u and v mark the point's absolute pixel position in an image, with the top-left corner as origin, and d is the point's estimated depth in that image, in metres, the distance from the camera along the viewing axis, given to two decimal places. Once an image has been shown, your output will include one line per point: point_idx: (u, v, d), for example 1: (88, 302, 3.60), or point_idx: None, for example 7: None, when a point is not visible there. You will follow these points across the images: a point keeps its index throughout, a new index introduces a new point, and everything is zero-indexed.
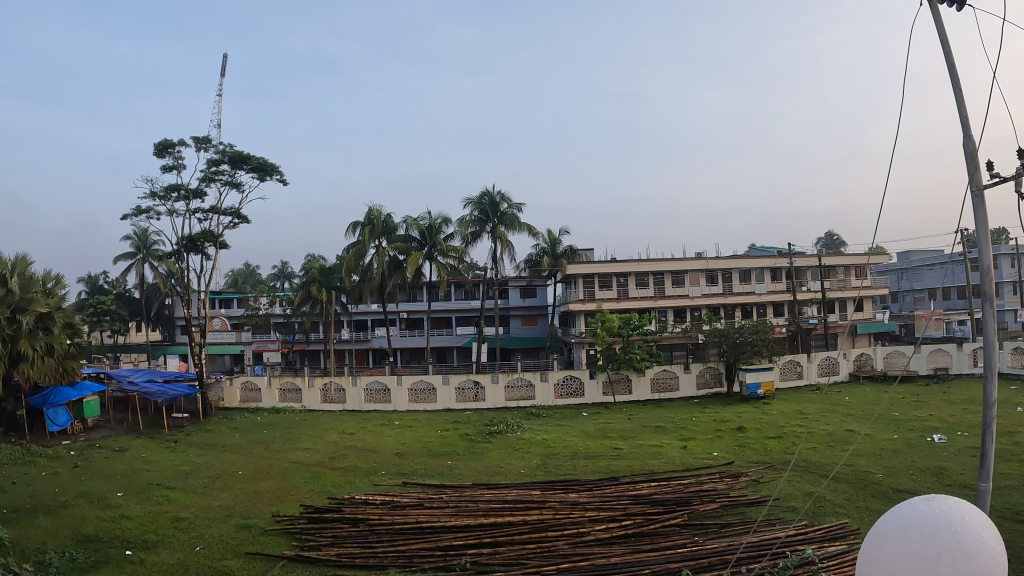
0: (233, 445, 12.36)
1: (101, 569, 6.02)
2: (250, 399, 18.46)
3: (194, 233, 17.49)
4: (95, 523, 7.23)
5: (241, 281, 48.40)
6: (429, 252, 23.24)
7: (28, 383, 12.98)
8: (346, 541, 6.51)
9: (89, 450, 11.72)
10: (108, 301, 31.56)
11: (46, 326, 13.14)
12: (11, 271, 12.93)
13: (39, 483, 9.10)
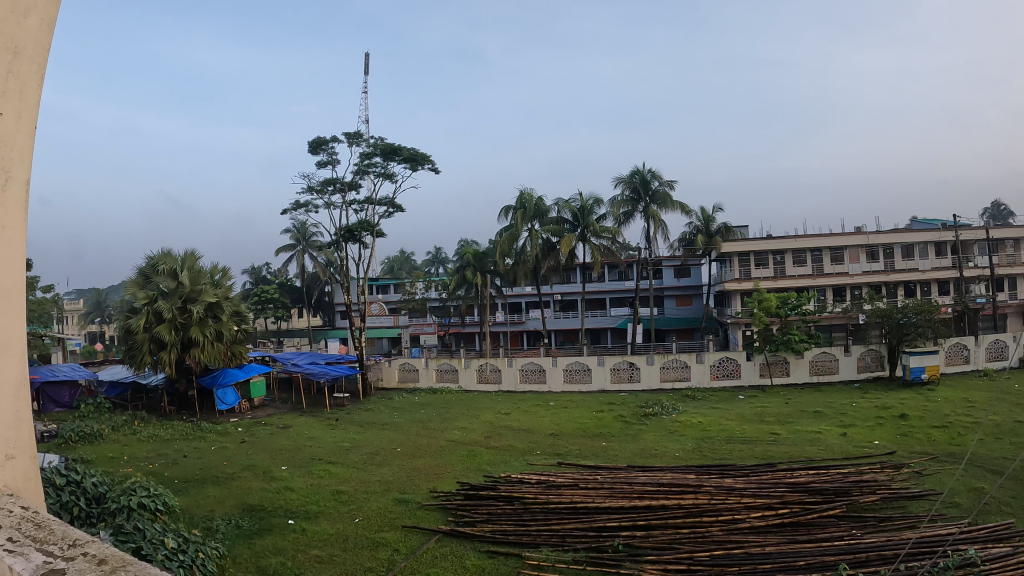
0: (392, 424, 13.02)
1: (265, 535, 6.56)
2: (408, 379, 19.40)
3: (351, 223, 18.50)
4: (261, 493, 7.89)
5: (398, 268, 50.64)
6: (583, 234, 23.21)
7: (199, 366, 14.17)
8: (500, 519, 6.68)
9: (257, 427, 12.78)
10: (272, 290, 34.14)
11: (215, 314, 14.32)
12: (182, 266, 14.26)
13: (210, 456, 10.03)
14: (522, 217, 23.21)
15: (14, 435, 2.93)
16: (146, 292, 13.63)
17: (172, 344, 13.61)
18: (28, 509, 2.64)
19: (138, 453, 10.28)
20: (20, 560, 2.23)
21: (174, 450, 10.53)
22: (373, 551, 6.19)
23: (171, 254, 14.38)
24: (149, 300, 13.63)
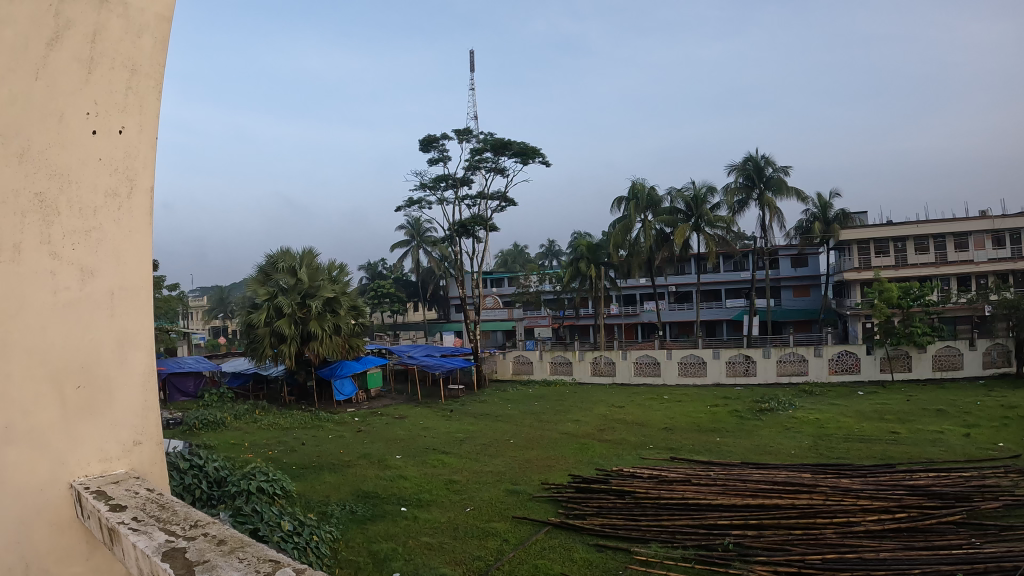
0: (506, 416, 13.20)
1: (377, 521, 6.83)
2: (523, 371, 19.62)
3: (465, 218, 18.86)
4: (375, 481, 8.20)
5: (510, 261, 51.13)
6: (696, 224, 22.62)
7: (317, 359, 14.84)
8: (611, 512, 6.67)
9: (373, 416, 13.30)
10: (387, 285, 35.27)
11: (333, 309, 15.00)
12: (301, 263, 14.99)
13: (328, 444, 10.51)
14: (635, 207, 22.92)
15: (141, 421, 2.56)
16: (266, 288, 14.53)
17: (292, 338, 14.34)
18: (154, 491, 2.26)
19: (259, 440, 10.91)
20: (141, 542, 1.91)
21: (293, 438, 11.10)
22: (483, 541, 6.30)
23: (290, 252, 15.25)
24: (270, 296, 14.47)
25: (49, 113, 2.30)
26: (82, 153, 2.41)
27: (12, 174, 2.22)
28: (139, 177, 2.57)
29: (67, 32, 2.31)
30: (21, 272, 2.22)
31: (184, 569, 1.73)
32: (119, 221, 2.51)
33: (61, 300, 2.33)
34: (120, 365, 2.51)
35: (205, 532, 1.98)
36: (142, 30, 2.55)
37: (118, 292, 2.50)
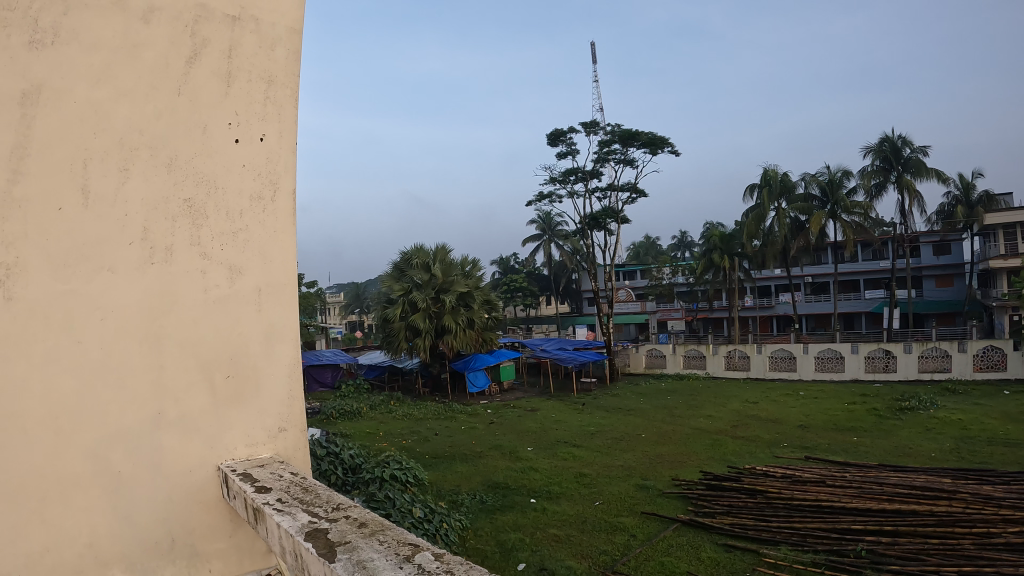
0: (637, 410, 13.06)
1: (506, 511, 6.94)
2: (655, 365, 19.56)
3: (596, 211, 18.78)
4: (506, 472, 8.35)
5: (643, 254, 50.36)
6: (832, 211, 21.26)
7: (451, 352, 15.22)
8: (741, 512, 6.46)
9: (505, 409, 13.52)
10: (519, 279, 35.69)
11: (467, 303, 15.34)
12: (434, 259, 15.46)
13: (459, 435, 10.78)
14: (767, 195, 22.01)
15: (286, 409, 2.70)
16: (401, 284, 15.19)
17: (426, 331, 14.80)
18: (298, 474, 2.28)
19: (393, 430, 11.36)
20: (285, 523, 1.81)
21: (426, 428, 11.48)
22: (611, 535, 6.26)
23: (424, 249, 15.77)
24: (405, 291, 15.19)
25: (193, 124, 2.48)
26: (226, 161, 2.57)
27: (162, 182, 2.40)
28: (281, 180, 2.69)
29: (203, 49, 2.49)
30: (173, 270, 2.40)
31: (325, 549, 1.61)
32: (263, 222, 2.65)
33: (211, 297, 2.49)
34: (266, 358, 2.64)
35: (346, 515, 1.85)
36: (274, 43, 2.70)
37: (264, 289, 2.63)
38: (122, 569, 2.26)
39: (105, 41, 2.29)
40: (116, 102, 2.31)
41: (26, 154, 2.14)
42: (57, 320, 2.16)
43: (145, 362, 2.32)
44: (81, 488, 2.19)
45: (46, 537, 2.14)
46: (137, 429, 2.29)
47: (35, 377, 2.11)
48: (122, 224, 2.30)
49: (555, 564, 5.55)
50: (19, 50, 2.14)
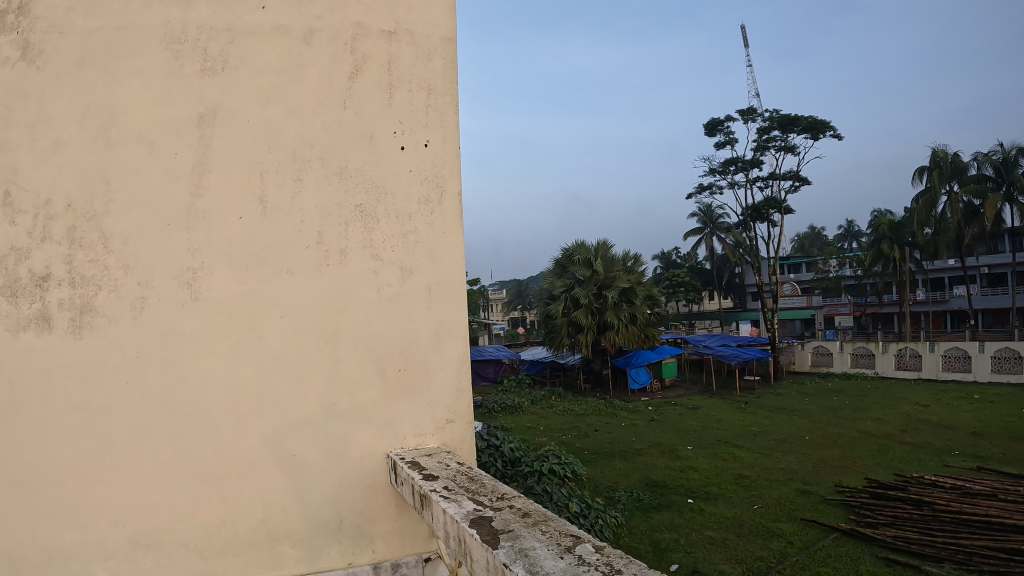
0: (801, 410, 12.51)
1: (663, 510, 6.88)
2: (822, 364, 18.68)
3: (758, 202, 18.18)
4: (665, 471, 8.28)
5: (809, 244, 48.25)
6: (1008, 193, 19.16)
7: (613, 348, 15.19)
8: (906, 524, 6.03)
9: (666, 406, 13.36)
10: (682, 273, 35.06)
11: (629, 299, 15.15)
12: (597, 256, 15.49)
13: (619, 431, 10.78)
14: (937, 177, 20.31)
15: (455, 401, 2.70)
16: (564, 281, 15.45)
17: (588, 328, 14.89)
18: (463, 464, 2.32)
19: (554, 425, 11.54)
20: (450, 509, 1.82)
21: (587, 424, 11.58)
22: (768, 541, 6.05)
23: (585, 246, 15.96)
24: (568, 287, 15.35)
25: (360, 134, 2.59)
26: (394, 167, 2.64)
27: (334, 189, 2.55)
28: (447, 182, 2.69)
29: (364, 65, 2.60)
30: (348, 271, 2.53)
31: (488, 535, 1.61)
32: (432, 224, 2.68)
33: (383, 296, 2.58)
34: (437, 353, 2.65)
35: (511, 504, 1.83)
36: (431, 53, 2.71)
37: (434, 287, 2.65)
38: (292, 544, 2.42)
39: (271, 64, 2.50)
40: (286, 119, 2.51)
41: (207, 170, 2.41)
42: (240, 318, 2.40)
43: (319, 357, 2.48)
44: (258, 470, 2.40)
45: (224, 511, 2.37)
46: (311, 417, 2.46)
47: (219, 369, 2.37)
48: (298, 231, 2.49)
49: (709, 568, 5.45)
50: (192, 78, 2.43)
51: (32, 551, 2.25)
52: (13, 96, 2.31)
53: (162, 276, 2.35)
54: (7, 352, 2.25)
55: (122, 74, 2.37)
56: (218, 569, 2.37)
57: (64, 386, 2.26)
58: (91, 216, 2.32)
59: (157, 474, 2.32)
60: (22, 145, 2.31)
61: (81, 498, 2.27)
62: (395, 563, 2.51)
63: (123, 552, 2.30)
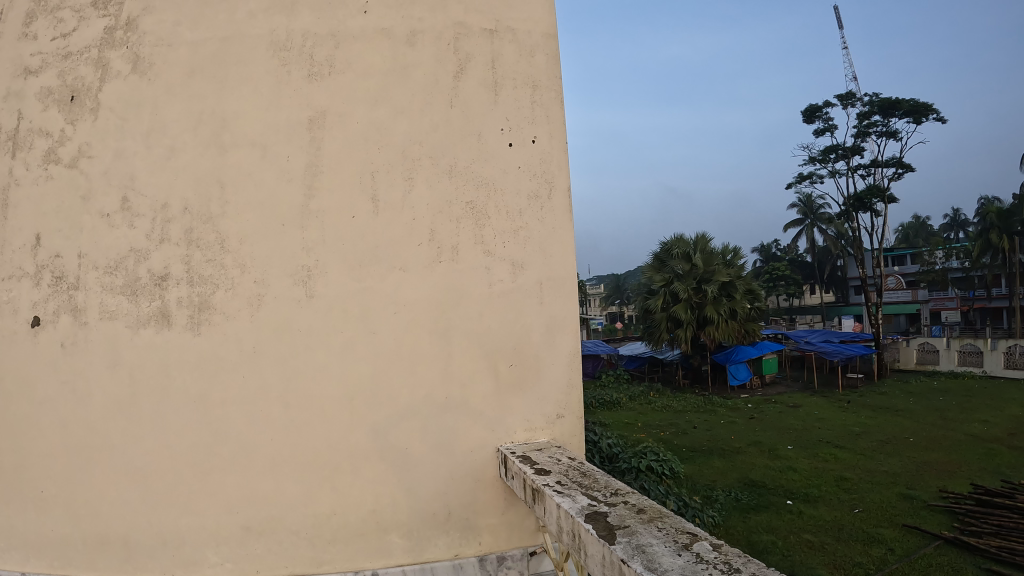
0: (905, 411, 11.98)
1: (761, 511, 6.71)
2: (927, 361, 17.94)
3: (860, 191, 17.57)
4: (763, 470, 8.09)
5: (913, 235, 46.30)
6: None
7: (714, 343, 14.79)
8: (1014, 534, 5.68)
9: (765, 404, 13.05)
10: (783, 267, 34.25)
11: (729, 293, 14.69)
12: (695, 249, 15.24)
13: (719, 429, 10.61)
14: None
15: (565, 396, 2.64)
16: (663, 275, 15.23)
17: (688, 323, 14.61)
18: (574, 460, 2.31)
19: (653, 421, 11.44)
20: (565, 504, 1.83)
21: (686, 421, 11.45)
22: (867, 547, 5.82)
23: (685, 239, 15.72)
24: (666, 282, 15.08)
25: (468, 133, 2.59)
26: (502, 164, 2.61)
27: (444, 186, 2.55)
28: (555, 179, 2.65)
29: (468, 64, 2.60)
30: (459, 268, 2.53)
31: (604, 531, 1.61)
32: (542, 220, 2.63)
33: (495, 292, 2.56)
34: (548, 348, 2.61)
35: (625, 500, 1.82)
36: (533, 50, 2.68)
37: (545, 282, 2.61)
38: (401, 535, 2.44)
39: (377, 67, 2.54)
40: (394, 119, 2.54)
41: (319, 171, 2.48)
42: (355, 313, 2.45)
43: (432, 352, 2.49)
44: (369, 462, 2.43)
45: (334, 501, 2.42)
46: (424, 410, 2.47)
47: (334, 364, 2.43)
48: (410, 227, 2.51)
49: (807, 572, 5.29)
50: (300, 83, 2.51)
51: (147, 537, 2.44)
52: (127, 106, 2.55)
53: (278, 274, 2.44)
54: (126, 347, 2.45)
55: (231, 82, 2.50)
56: (327, 558, 2.41)
57: (184, 379, 2.42)
58: (207, 217, 2.47)
59: (271, 463, 2.40)
60: (139, 152, 2.52)
61: (197, 485, 2.42)
62: (501, 555, 2.49)
63: (237, 537, 2.41)
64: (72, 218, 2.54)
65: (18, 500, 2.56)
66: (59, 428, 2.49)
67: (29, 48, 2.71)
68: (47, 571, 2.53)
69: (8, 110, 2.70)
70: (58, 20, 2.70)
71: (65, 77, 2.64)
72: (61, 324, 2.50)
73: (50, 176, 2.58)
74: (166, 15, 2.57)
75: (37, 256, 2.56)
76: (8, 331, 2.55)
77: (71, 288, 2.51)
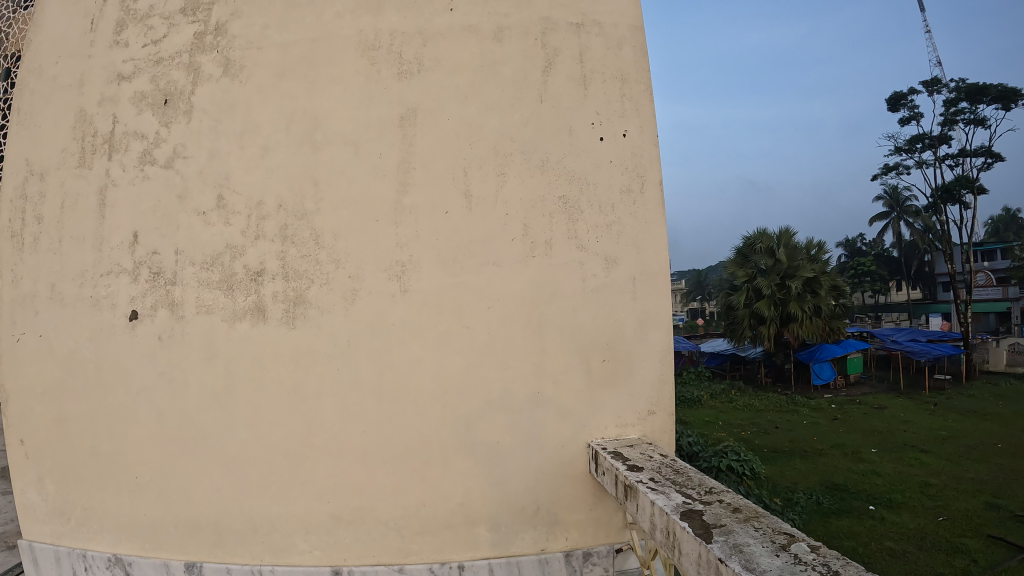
0: (996, 415, 11.44)
1: (843, 516, 6.53)
2: (1019, 362, 17.10)
3: (948, 181, 16.94)
4: (846, 474, 7.88)
5: (1005, 228, 44.24)
6: None
7: (797, 341, 14.56)
8: None
9: (850, 405, 12.68)
10: (868, 262, 33.17)
11: (813, 289, 14.24)
12: (778, 244, 14.90)
13: (801, 429, 10.40)
14: None
15: (657, 392, 2.60)
16: (746, 270, 15.02)
17: (771, 320, 14.21)
18: (667, 457, 2.30)
19: (735, 420, 11.27)
20: (658, 501, 1.92)
21: (768, 420, 11.25)
22: (949, 557, 5.59)
23: (768, 234, 15.40)
24: (749, 277, 14.93)
25: (559, 127, 2.58)
26: (594, 159, 2.60)
27: (537, 181, 2.55)
28: (648, 172, 2.61)
29: (556, 58, 2.60)
30: (553, 263, 2.53)
31: (700, 529, 1.70)
32: (634, 215, 2.61)
33: (588, 286, 2.55)
34: (640, 344, 2.59)
35: (720, 498, 1.89)
36: (620, 43, 2.66)
37: (638, 277, 2.58)
38: (488, 528, 2.48)
39: (466, 64, 2.58)
40: (485, 115, 2.56)
41: (411, 167, 2.52)
42: (449, 308, 2.48)
43: (526, 346, 2.50)
44: (459, 455, 2.47)
45: (425, 493, 2.47)
46: (517, 405, 2.49)
47: (428, 357, 2.47)
48: (503, 222, 2.52)
49: None
50: (390, 81, 2.56)
51: (238, 523, 2.53)
52: (220, 109, 2.64)
53: (372, 269, 2.49)
54: (223, 340, 2.54)
55: (322, 82, 2.58)
56: (414, 548, 2.47)
57: (279, 371, 2.50)
58: (302, 214, 2.54)
59: (363, 454, 2.47)
60: (233, 152, 2.61)
61: (290, 473, 2.49)
62: (586, 551, 2.51)
63: (327, 526, 2.48)
64: (169, 216, 2.64)
65: (112, 484, 2.67)
66: (156, 418, 2.60)
67: (121, 55, 2.82)
68: (139, 553, 2.64)
69: (103, 114, 2.81)
70: (148, 28, 2.81)
71: (157, 81, 2.74)
72: (159, 318, 2.61)
73: (146, 177, 2.69)
74: (255, 19, 2.66)
75: (134, 253, 2.67)
76: (108, 323, 2.68)
77: (169, 284, 2.62)
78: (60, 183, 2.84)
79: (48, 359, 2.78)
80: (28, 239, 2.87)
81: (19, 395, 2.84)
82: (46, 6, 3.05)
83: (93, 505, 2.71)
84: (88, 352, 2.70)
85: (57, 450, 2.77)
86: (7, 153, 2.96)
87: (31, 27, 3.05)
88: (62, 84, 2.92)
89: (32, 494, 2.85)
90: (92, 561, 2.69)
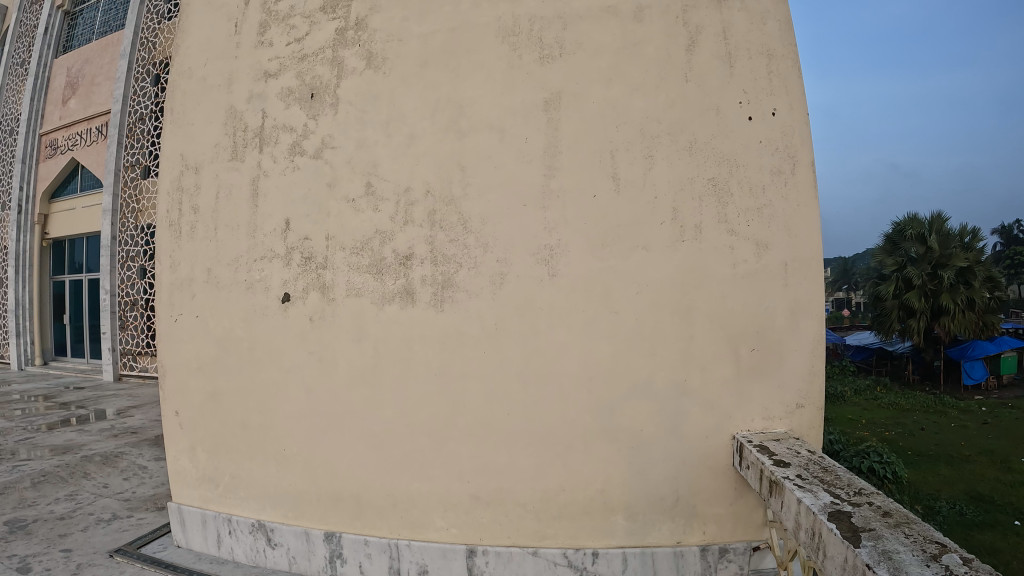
0: None
1: (989, 529, 6.08)
2: None
3: None
4: (993, 484, 7.32)
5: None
6: None
7: (948, 337, 13.74)
8: None
9: (1002, 408, 11.80)
10: None
11: (967, 280, 13.26)
12: (929, 230, 13.95)
13: (947, 433, 9.74)
14: None
15: (806, 385, 2.50)
16: (895, 259, 14.15)
17: (920, 312, 13.43)
18: (815, 454, 2.20)
19: (876, 419, 10.69)
20: (806, 499, 1.85)
21: (911, 421, 10.62)
22: None
23: (920, 220, 14.46)
24: (899, 267, 14.01)
25: (706, 108, 2.52)
26: (743, 139, 2.51)
27: (685, 165, 2.50)
28: (800, 153, 2.49)
29: (699, 37, 2.54)
30: (703, 247, 2.47)
31: (848, 532, 1.62)
32: (786, 198, 2.50)
33: (738, 273, 2.48)
34: (791, 333, 2.49)
35: (870, 501, 1.80)
36: (764, 17, 2.56)
37: (790, 263, 2.48)
38: (626, 516, 2.47)
39: (608, 46, 2.55)
40: (631, 97, 2.53)
41: (558, 151, 2.53)
42: (597, 293, 2.48)
43: (674, 333, 2.46)
44: (601, 441, 2.47)
45: (564, 477, 2.49)
46: (662, 392, 2.46)
47: (575, 341, 2.49)
48: (653, 206, 2.49)
49: None
50: (532, 66, 2.58)
51: (378, 497, 2.64)
52: (366, 100, 2.74)
53: (520, 253, 2.53)
54: (372, 322, 2.65)
55: (466, 70, 2.63)
56: (550, 533, 2.50)
57: (426, 352, 2.59)
58: (450, 200, 2.60)
59: (506, 436, 2.52)
60: (380, 141, 2.70)
61: (433, 451, 2.58)
62: (723, 547, 2.46)
63: (466, 504, 2.55)
64: (319, 204, 2.77)
65: (261, 455, 2.85)
66: (305, 394, 2.75)
67: (266, 54, 2.97)
68: (281, 520, 2.81)
69: (253, 110, 2.97)
70: (290, 27, 2.94)
71: (303, 77, 2.87)
72: (310, 301, 2.76)
73: (296, 167, 2.83)
74: (394, 12, 2.74)
75: (286, 239, 2.82)
76: (262, 305, 2.85)
77: (321, 268, 2.75)
78: (215, 176, 3.02)
79: (205, 337, 2.98)
80: (186, 228, 3.07)
81: (176, 369, 3.07)
82: (191, 9, 3.20)
83: (241, 474, 2.90)
84: (243, 331, 2.88)
85: (211, 420, 2.97)
86: (162, 148, 3.15)
87: (179, 32, 3.23)
88: (212, 83, 3.09)
89: (184, 461, 3.07)
90: (237, 525, 2.88)
